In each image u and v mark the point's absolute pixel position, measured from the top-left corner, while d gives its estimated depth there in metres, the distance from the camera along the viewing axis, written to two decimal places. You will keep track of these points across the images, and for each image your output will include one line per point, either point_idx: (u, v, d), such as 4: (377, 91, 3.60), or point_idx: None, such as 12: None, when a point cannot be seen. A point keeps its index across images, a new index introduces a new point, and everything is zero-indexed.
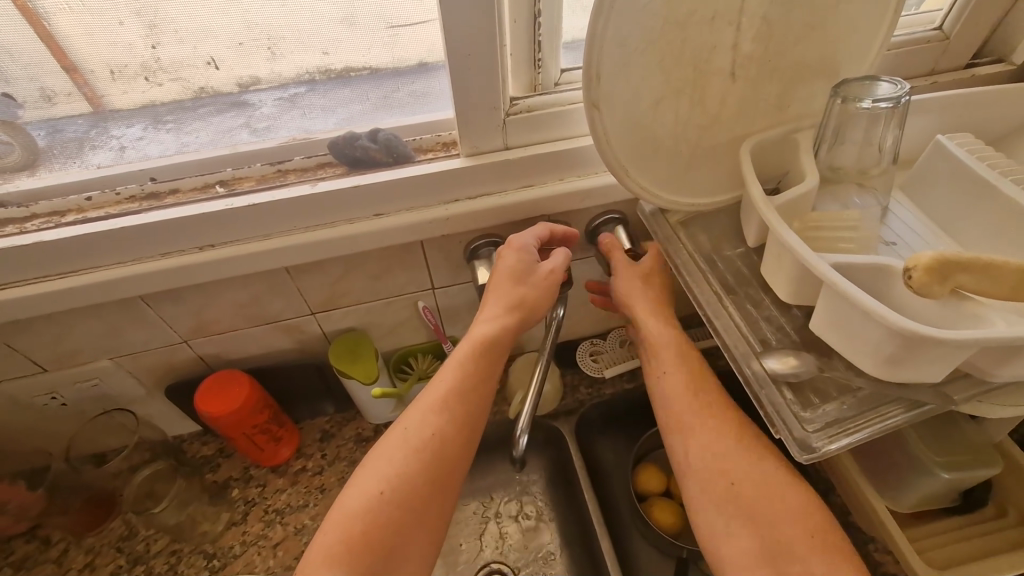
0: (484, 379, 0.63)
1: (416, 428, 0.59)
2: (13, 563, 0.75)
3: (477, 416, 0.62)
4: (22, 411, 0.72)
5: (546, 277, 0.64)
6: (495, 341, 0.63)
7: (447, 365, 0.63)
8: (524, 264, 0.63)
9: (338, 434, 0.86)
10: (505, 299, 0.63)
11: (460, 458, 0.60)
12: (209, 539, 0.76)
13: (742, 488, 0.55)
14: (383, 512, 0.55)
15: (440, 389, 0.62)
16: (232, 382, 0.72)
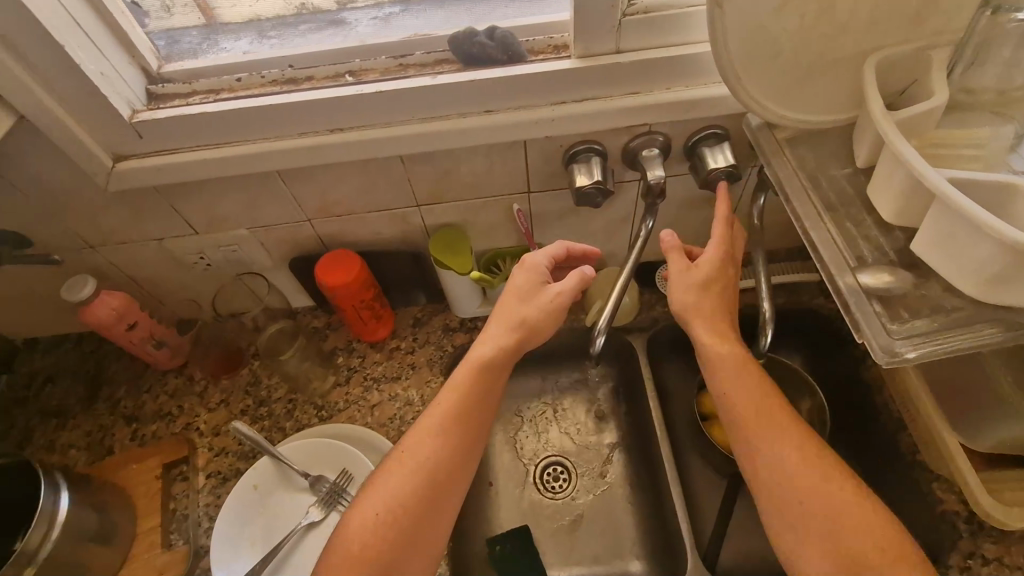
0: (480, 406, 0.66)
1: (410, 458, 0.63)
2: (167, 392, 0.92)
3: (470, 443, 0.65)
4: (176, 267, 0.86)
5: (554, 299, 0.68)
6: (489, 363, 0.66)
7: (441, 394, 0.66)
8: (521, 288, 0.69)
9: (428, 322, 0.95)
10: (510, 319, 0.68)
11: (451, 485, 0.63)
12: (319, 393, 0.89)
13: (792, 462, 0.57)
14: (379, 543, 0.59)
15: (434, 419, 0.65)
16: (345, 261, 0.79)
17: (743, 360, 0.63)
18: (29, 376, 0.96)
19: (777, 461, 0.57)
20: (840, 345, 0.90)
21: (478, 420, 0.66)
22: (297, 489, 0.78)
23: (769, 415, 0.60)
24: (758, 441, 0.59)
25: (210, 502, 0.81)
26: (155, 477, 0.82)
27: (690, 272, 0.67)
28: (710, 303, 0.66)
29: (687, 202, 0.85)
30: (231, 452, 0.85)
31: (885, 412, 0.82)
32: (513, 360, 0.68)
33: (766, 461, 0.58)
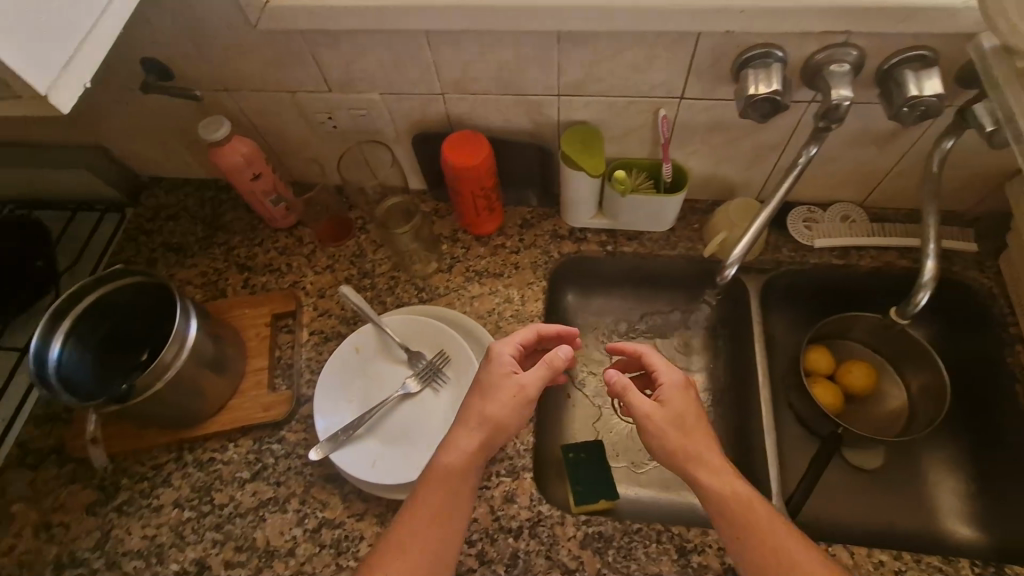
0: (453, 502, 0.63)
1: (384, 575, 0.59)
2: (277, 248, 0.94)
3: (443, 533, 0.61)
4: (303, 124, 0.85)
5: (511, 393, 0.66)
6: (457, 472, 0.64)
7: (415, 506, 0.63)
8: (493, 381, 0.67)
9: (537, 225, 0.92)
10: (476, 423, 0.66)
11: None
12: (421, 276, 0.89)
13: (791, 564, 0.57)
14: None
15: (406, 533, 0.61)
16: (475, 140, 0.76)
17: (708, 443, 0.65)
18: (153, 211, 1.02)
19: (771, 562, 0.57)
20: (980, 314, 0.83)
21: (450, 522, 0.62)
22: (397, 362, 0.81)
23: (755, 516, 0.60)
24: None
25: (311, 357, 0.84)
26: (264, 324, 0.86)
27: (654, 415, 0.66)
28: (676, 415, 0.66)
29: (854, 137, 0.75)
30: (334, 315, 0.88)
31: (1017, 404, 0.76)
32: (479, 465, 0.65)
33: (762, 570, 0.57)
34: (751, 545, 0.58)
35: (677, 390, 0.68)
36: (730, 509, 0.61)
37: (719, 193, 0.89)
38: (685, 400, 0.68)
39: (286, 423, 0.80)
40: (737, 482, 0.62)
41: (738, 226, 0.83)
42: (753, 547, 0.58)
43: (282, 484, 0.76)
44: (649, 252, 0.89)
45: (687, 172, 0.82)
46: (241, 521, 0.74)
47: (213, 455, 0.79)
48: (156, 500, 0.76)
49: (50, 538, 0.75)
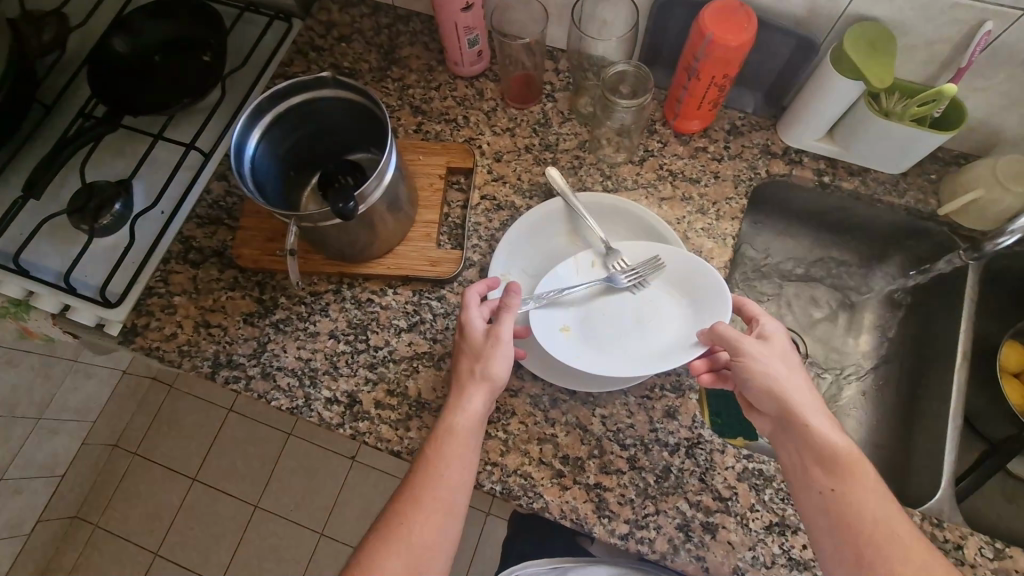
0: (460, 446, 0.61)
1: (401, 522, 0.58)
2: (456, 97, 0.87)
3: (451, 475, 0.59)
4: None
5: (499, 346, 0.63)
6: (466, 426, 0.62)
7: (428, 452, 0.61)
8: (476, 347, 0.64)
9: (747, 135, 0.81)
10: (473, 383, 0.63)
11: (452, 518, 0.59)
12: (609, 163, 0.81)
13: (866, 520, 0.54)
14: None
15: (426, 474, 0.60)
16: (743, 14, 0.65)
17: (804, 389, 0.60)
18: (326, 27, 0.93)
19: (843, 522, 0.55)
20: None
21: (466, 474, 0.60)
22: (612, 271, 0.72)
23: (837, 471, 0.56)
24: (867, 536, 0.53)
25: (480, 222, 0.79)
26: (437, 175, 0.80)
27: (766, 361, 0.61)
28: (765, 371, 0.61)
29: None
30: (509, 183, 0.81)
31: None
32: (480, 423, 0.63)
33: (834, 527, 0.55)
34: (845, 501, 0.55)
35: (777, 340, 0.63)
36: (813, 467, 0.57)
37: (976, 145, 0.76)
38: (779, 349, 0.63)
39: (449, 283, 0.76)
40: (820, 426, 0.58)
41: (1001, 185, 0.70)
42: (848, 498, 0.55)
43: (439, 342, 0.74)
44: (869, 194, 0.78)
45: (964, 113, 0.69)
46: (394, 367, 0.73)
47: (372, 296, 0.77)
48: (312, 326, 0.76)
49: (208, 336, 0.76)
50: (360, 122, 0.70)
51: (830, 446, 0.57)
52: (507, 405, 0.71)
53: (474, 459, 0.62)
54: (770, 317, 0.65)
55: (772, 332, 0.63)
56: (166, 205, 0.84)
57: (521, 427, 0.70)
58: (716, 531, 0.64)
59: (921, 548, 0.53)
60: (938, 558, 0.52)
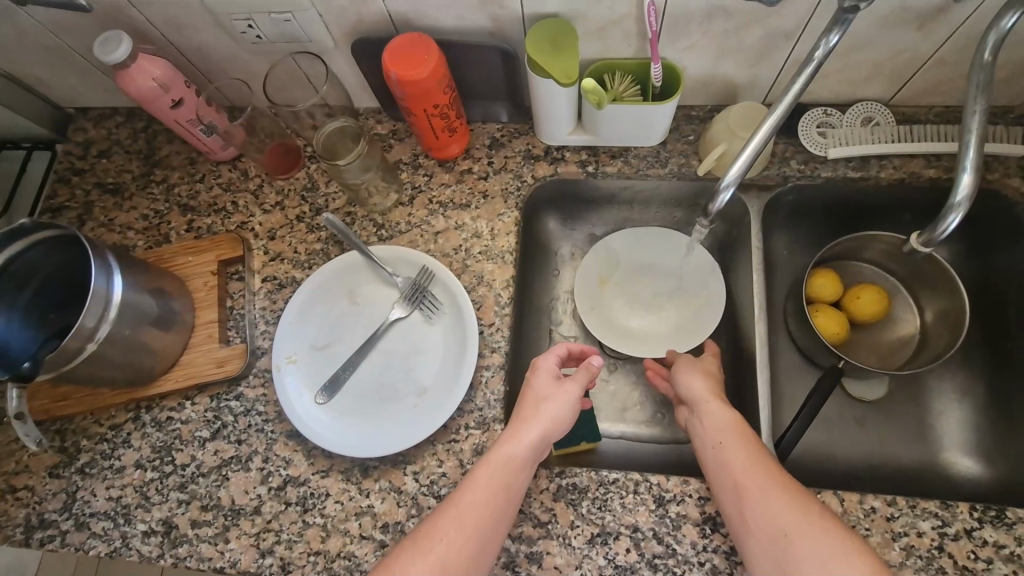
0: (506, 477, 0.58)
1: (426, 534, 0.55)
2: (221, 184, 0.84)
3: (491, 504, 0.57)
4: (223, 36, 0.71)
5: (565, 392, 0.63)
6: (516, 458, 0.59)
7: (476, 479, 0.58)
8: (544, 390, 0.64)
9: (507, 145, 0.80)
10: (536, 416, 0.62)
11: (482, 549, 0.55)
12: (380, 211, 0.79)
13: (732, 467, 0.56)
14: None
15: (468, 496, 0.57)
16: (422, 47, 0.63)
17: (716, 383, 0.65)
18: (84, 147, 0.91)
19: (718, 470, 0.57)
20: (1011, 227, 0.74)
21: (503, 509, 0.57)
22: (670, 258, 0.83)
23: (723, 431, 0.59)
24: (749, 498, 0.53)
25: (265, 306, 0.77)
26: (211, 272, 0.78)
27: (699, 367, 0.67)
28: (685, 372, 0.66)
29: (890, 17, 0.61)
30: (287, 259, 0.79)
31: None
32: (530, 464, 0.60)
33: (714, 473, 0.57)
34: (742, 462, 0.56)
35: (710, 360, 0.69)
36: (706, 432, 0.60)
37: (719, 97, 0.76)
38: (709, 367, 0.67)
39: (243, 378, 0.74)
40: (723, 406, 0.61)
41: (739, 135, 0.69)
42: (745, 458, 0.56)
43: (243, 442, 0.72)
44: (636, 172, 0.78)
45: (680, 74, 0.67)
46: (205, 481, 0.71)
47: (171, 414, 0.75)
48: (116, 461, 0.74)
49: (16, 501, 0.73)
50: (76, 253, 0.69)
51: (720, 421, 0.60)
52: (320, 488, 0.69)
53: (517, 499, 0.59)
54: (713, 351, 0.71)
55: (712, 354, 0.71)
56: None
57: (338, 506, 0.68)
58: (541, 559, 0.63)
59: (781, 499, 0.52)
60: (792, 506, 0.51)
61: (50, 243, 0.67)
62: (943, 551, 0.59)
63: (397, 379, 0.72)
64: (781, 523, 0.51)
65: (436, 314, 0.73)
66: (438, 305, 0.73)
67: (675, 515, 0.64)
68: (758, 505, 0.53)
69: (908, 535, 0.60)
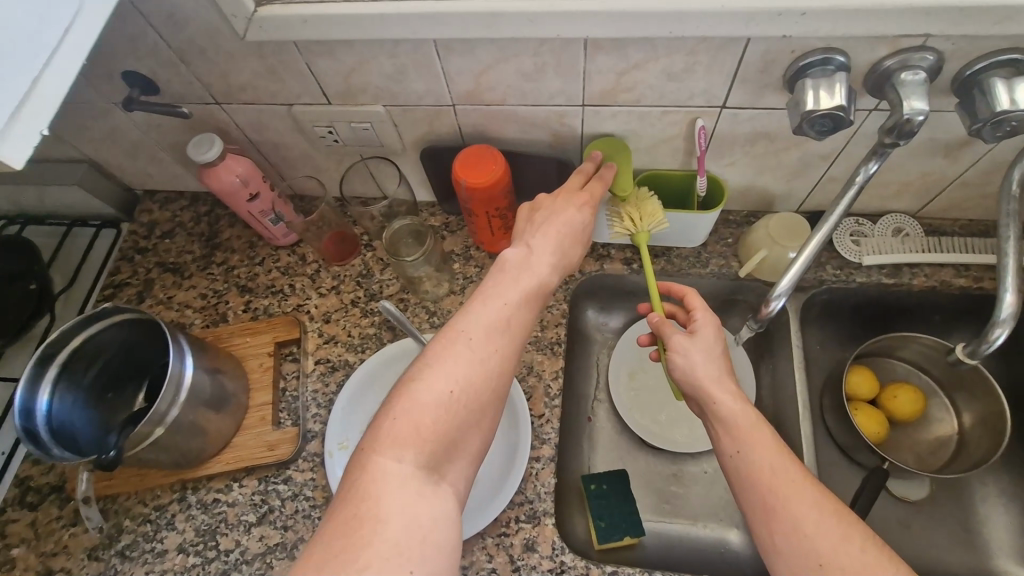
0: (534, 293, 0.60)
1: (468, 334, 0.55)
2: (280, 267, 0.89)
3: (529, 316, 0.59)
4: (302, 138, 0.78)
5: (583, 226, 0.65)
6: (542, 280, 0.61)
7: (502, 290, 0.59)
8: (565, 212, 0.64)
9: None
10: (553, 237, 0.63)
11: (508, 352, 0.56)
12: (432, 298, 0.83)
13: (743, 457, 0.54)
14: (455, 413, 0.52)
15: (506, 303, 0.58)
16: (488, 157, 0.69)
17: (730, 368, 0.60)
18: (149, 228, 0.96)
19: (745, 480, 0.53)
20: None
21: (522, 320, 0.59)
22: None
23: (740, 438, 0.55)
24: (757, 483, 0.52)
25: (318, 388, 0.79)
26: (266, 353, 0.81)
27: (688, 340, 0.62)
28: (682, 362, 0.60)
29: (920, 147, 0.67)
30: (340, 342, 0.82)
31: None
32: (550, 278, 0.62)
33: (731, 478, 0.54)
34: (746, 449, 0.54)
35: (704, 331, 0.62)
36: (723, 437, 0.56)
37: (757, 205, 0.81)
38: (705, 339, 0.61)
39: (292, 462, 0.75)
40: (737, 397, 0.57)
41: (779, 244, 0.74)
42: (757, 446, 0.53)
43: (290, 529, 0.72)
44: (678, 271, 0.82)
45: (724, 186, 0.73)
46: (248, 569, 0.70)
47: (217, 496, 0.75)
48: (159, 544, 0.73)
49: None
50: (145, 333, 0.72)
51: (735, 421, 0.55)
52: None
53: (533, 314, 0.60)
54: (703, 307, 0.64)
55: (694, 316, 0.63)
56: (3, 447, 0.81)
57: None
58: None
59: (807, 501, 0.50)
60: (807, 500, 0.50)
61: (124, 324, 0.70)
62: None
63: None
64: (812, 534, 0.48)
65: None
66: None
67: None
68: (773, 504, 0.51)
69: None
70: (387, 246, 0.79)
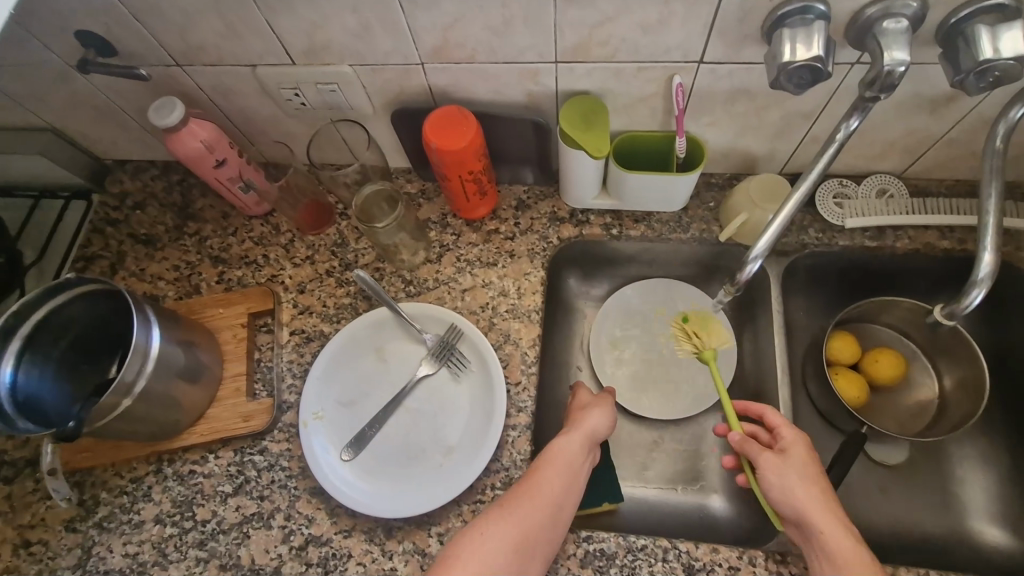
0: (579, 473, 0.64)
1: (507, 509, 0.60)
2: (253, 238, 0.87)
3: (572, 496, 0.62)
4: (269, 101, 0.75)
5: (608, 409, 0.70)
6: (576, 453, 0.65)
7: (541, 466, 0.63)
8: (584, 407, 0.71)
9: (533, 207, 0.83)
10: (586, 423, 0.68)
11: (564, 508, 0.62)
12: (408, 267, 0.81)
13: None
14: (523, 540, 0.58)
15: (546, 478, 0.62)
16: (460, 119, 0.67)
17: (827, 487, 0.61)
18: (119, 199, 0.94)
19: None
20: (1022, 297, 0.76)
21: (569, 492, 0.62)
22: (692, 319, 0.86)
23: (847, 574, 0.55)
24: None
25: (292, 359, 0.78)
26: (240, 324, 0.79)
27: (779, 458, 0.62)
28: (779, 484, 0.60)
29: (903, 103, 0.65)
30: (315, 312, 0.81)
31: None
32: (593, 450, 0.68)
33: None
34: None
35: (793, 451, 0.63)
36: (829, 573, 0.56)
37: (739, 167, 0.80)
38: (796, 462, 0.61)
39: (268, 433, 0.75)
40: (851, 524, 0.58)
41: (759, 206, 0.72)
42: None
43: (266, 499, 0.72)
44: (658, 236, 0.80)
45: (704, 147, 0.71)
46: (225, 538, 0.70)
47: (193, 467, 0.74)
48: (136, 516, 0.73)
49: (29, 556, 0.71)
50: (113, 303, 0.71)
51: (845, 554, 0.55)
52: (342, 548, 0.68)
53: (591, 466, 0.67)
54: (789, 426, 0.65)
55: (790, 438, 0.63)
56: None
57: (360, 568, 0.67)
58: None
59: None
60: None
61: (89, 295, 0.68)
62: None
63: (422, 437, 0.72)
64: None
65: (464, 372, 0.74)
66: (465, 360, 0.74)
67: None
68: None
69: None
70: (357, 214, 0.77)
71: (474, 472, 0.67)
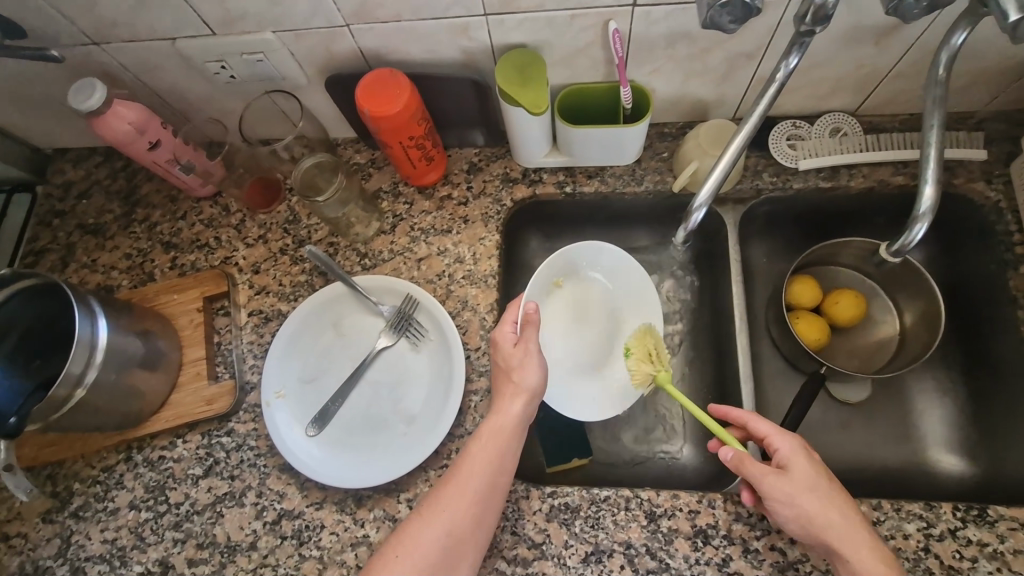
0: (506, 443, 0.62)
1: (436, 503, 0.59)
2: (203, 220, 0.85)
3: (500, 471, 0.61)
4: (198, 77, 0.72)
5: (530, 356, 0.66)
6: (504, 425, 0.63)
7: (469, 449, 0.62)
8: (510, 363, 0.66)
9: (485, 169, 0.81)
10: (509, 394, 0.65)
11: (499, 479, 0.61)
12: (362, 240, 0.80)
13: None
14: (453, 537, 0.58)
15: (469, 462, 0.61)
16: (393, 82, 0.64)
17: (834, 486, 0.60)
18: (63, 189, 0.91)
19: None
20: (977, 228, 0.76)
21: (495, 467, 0.61)
22: (653, 272, 0.85)
23: None
24: None
25: (253, 340, 0.78)
26: (196, 309, 0.78)
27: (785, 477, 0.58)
28: (792, 507, 0.57)
29: (846, 36, 0.63)
30: (272, 292, 0.80)
31: (1009, 313, 0.72)
32: (533, 407, 0.66)
33: None
34: None
35: (796, 463, 0.59)
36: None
37: (690, 114, 0.78)
38: (802, 476, 0.58)
39: (233, 414, 0.75)
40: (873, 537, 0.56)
41: (711, 154, 0.71)
42: None
43: (237, 478, 0.73)
44: (612, 191, 0.79)
45: (649, 96, 0.68)
46: (200, 518, 0.72)
47: (162, 453, 0.75)
48: (110, 503, 0.74)
49: (10, 549, 0.73)
50: (58, 297, 0.69)
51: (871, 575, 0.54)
52: (315, 520, 0.70)
53: (518, 444, 0.63)
54: (781, 436, 0.61)
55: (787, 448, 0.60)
56: None
57: (333, 538, 0.68)
58: None
59: None
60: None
61: (32, 291, 0.68)
62: (928, 553, 0.61)
63: (385, 408, 0.73)
64: None
65: (422, 341, 0.74)
66: (422, 330, 0.74)
67: (666, 530, 0.64)
68: None
69: (894, 538, 0.61)
70: (301, 190, 0.75)
71: (436, 439, 0.67)
